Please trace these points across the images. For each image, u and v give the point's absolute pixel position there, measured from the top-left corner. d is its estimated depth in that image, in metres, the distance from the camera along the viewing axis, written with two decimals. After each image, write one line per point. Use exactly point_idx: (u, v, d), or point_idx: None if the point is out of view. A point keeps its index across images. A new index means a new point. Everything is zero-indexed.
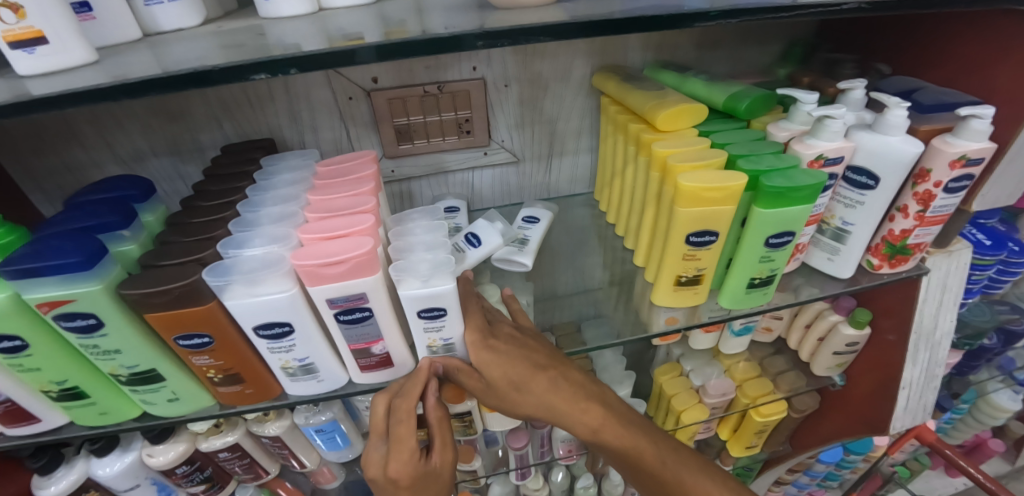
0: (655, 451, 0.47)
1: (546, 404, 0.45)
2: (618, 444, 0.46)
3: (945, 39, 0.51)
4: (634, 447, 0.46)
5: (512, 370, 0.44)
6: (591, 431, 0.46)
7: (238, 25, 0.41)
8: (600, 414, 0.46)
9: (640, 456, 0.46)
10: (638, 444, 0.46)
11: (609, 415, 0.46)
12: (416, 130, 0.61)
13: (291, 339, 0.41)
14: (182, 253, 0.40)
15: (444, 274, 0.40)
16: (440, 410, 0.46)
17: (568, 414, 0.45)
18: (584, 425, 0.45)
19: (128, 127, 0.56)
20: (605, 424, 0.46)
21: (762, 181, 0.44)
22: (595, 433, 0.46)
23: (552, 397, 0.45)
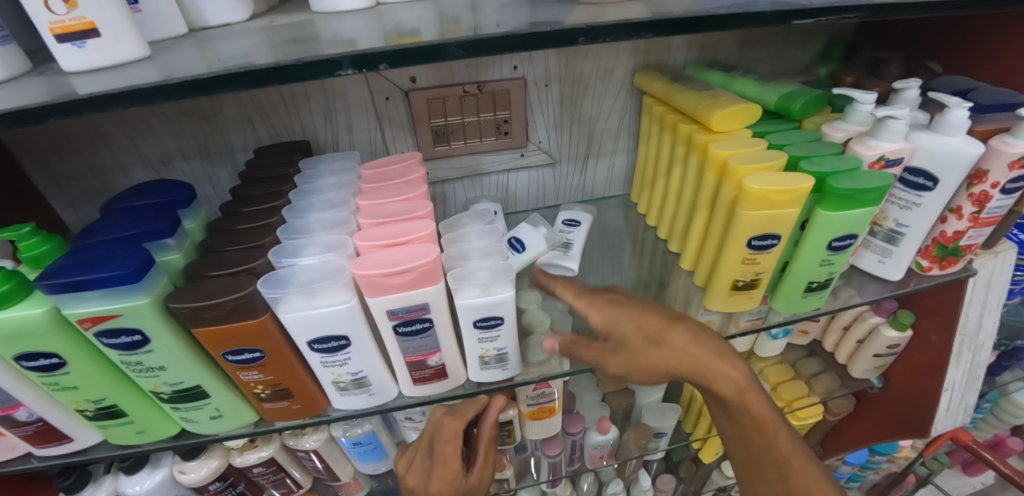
0: (770, 428, 0.42)
1: (698, 367, 0.38)
2: (751, 423, 0.41)
3: (1004, 38, 0.50)
4: (768, 430, 0.42)
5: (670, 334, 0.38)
6: (736, 401, 0.40)
7: (288, 20, 0.39)
8: (749, 386, 0.40)
9: (768, 438, 0.42)
10: (771, 426, 0.42)
11: (757, 392, 0.41)
12: (454, 132, 0.59)
13: (346, 353, 0.39)
14: (231, 263, 0.37)
15: (504, 281, 0.38)
16: (491, 431, 0.52)
17: (720, 380, 0.39)
18: (735, 396, 0.40)
19: (157, 127, 0.54)
20: (753, 401, 0.40)
21: (829, 183, 0.43)
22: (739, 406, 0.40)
23: (705, 357, 0.38)
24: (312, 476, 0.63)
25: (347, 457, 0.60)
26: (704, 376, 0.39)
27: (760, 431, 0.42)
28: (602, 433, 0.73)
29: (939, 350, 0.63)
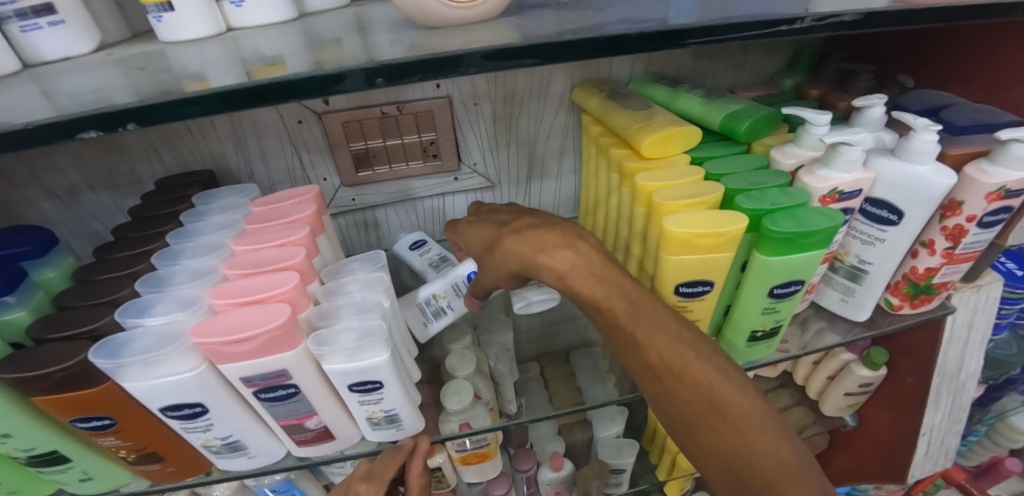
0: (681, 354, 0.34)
1: (618, 316, 0.35)
2: (697, 393, 0.33)
3: (983, 49, 0.44)
4: (725, 401, 0.32)
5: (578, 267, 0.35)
6: (666, 357, 0.34)
7: (137, 52, 0.34)
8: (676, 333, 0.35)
9: (728, 417, 0.32)
10: (730, 396, 0.33)
11: (687, 341, 0.34)
12: (376, 156, 0.54)
13: (206, 419, 0.35)
14: (76, 322, 0.34)
15: (375, 343, 0.34)
16: (424, 479, 0.43)
17: (635, 324, 0.34)
18: (656, 350, 0.34)
19: (58, 158, 0.50)
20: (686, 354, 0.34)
21: (765, 224, 0.37)
22: (669, 368, 0.34)
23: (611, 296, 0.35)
24: None
25: None
26: (618, 326, 0.35)
27: (713, 409, 0.32)
28: (555, 470, 0.68)
29: (916, 391, 0.57)
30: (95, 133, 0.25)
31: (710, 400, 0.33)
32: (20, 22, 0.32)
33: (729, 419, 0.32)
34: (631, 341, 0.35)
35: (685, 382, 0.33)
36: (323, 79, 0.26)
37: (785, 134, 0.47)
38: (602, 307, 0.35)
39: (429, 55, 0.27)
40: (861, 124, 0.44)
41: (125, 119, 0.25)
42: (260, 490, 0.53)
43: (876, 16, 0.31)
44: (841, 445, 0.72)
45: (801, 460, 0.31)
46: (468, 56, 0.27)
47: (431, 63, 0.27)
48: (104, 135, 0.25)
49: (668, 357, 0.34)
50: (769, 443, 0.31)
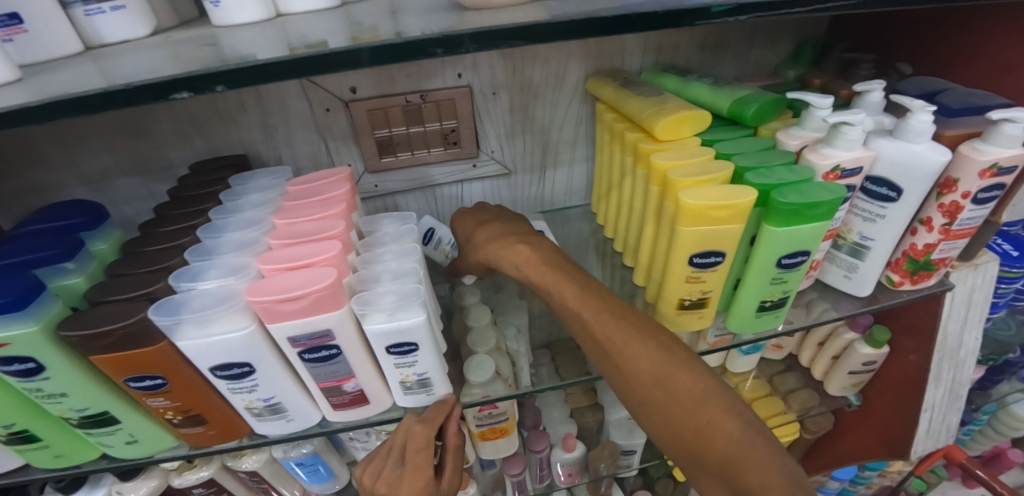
0: (635, 346, 0.39)
1: (581, 313, 0.42)
2: (653, 382, 0.38)
3: (978, 36, 0.47)
4: (677, 387, 0.37)
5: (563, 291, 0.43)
6: (623, 349, 0.40)
7: (190, 35, 0.37)
8: (642, 338, 0.40)
9: (681, 400, 0.37)
10: (682, 382, 0.37)
11: (642, 335, 0.40)
12: (399, 142, 0.57)
13: (252, 379, 0.37)
14: (130, 288, 0.36)
15: (413, 306, 0.36)
16: (458, 439, 0.45)
17: (597, 323, 0.41)
18: (616, 346, 0.40)
19: (94, 144, 0.52)
20: (641, 346, 0.39)
21: (773, 197, 0.39)
22: (627, 358, 0.39)
23: (574, 298, 0.42)
24: None
25: (294, 477, 0.59)
26: (586, 325, 0.41)
27: (676, 400, 0.37)
28: (568, 451, 0.70)
29: (918, 368, 0.59)
30: (187, 93, 0.28)
31: (676, 390, 0.37)
32: (85, 6, 0.35)
33: (692, 405, 0.36)
34: (594, 336, 0.41)
35: (654, 378, 0.38)
36: (393, 50, 0.29)
37: (790, 118, 0.50)
38: (581, 321, 0.42)
39: (485, 29, 0.30)
40: (861, 108, 0.47)
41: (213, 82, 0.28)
42: (286, 463, 0.55)
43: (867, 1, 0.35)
44: (846, 427, 0.74)
45: (750, 437, 0.34)
46: (514, 30, 0.30)
47: (484, 36, 0.30)
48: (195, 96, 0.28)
49: (634, 359, 0.39)
50: (730, 425, 0.35)
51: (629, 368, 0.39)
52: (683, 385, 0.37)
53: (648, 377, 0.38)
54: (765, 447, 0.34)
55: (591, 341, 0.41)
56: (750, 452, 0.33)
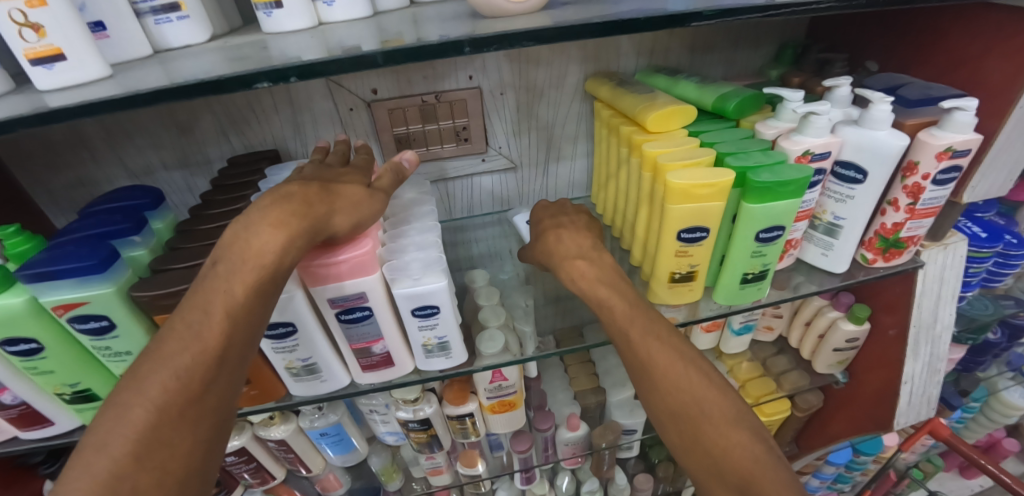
0: (660, 349, 0.42)
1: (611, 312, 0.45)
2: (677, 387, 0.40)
3: (932, 35, 0.53)
4: (697, 390, 0.40)
5: (620, 296, 0.46)
6: (650, 352, 0.42)
7: (242, 41, 0.43)
8: (669, 345, 0.42)
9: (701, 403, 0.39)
10: (701, 388, 0.40)
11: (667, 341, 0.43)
12: (415, 139, 0.62)
13: (294, 339, 0.42)
14: (190, 257, 0.42)
15: (435, 272, 0.42)
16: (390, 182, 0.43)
17: (628, 324, 0.43)
18: (645, 347, 0.42)
19: (142, 140, 0.58)
20: (664, 350, 0.42)
21: (749, 177, 0.45)
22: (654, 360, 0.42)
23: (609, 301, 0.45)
24: (286, 468, 0.66)
25: (317, 449, 0.63)
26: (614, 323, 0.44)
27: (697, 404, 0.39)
28: (572, 430, 0.74)
29: (897, 343, 0.64)
30: (267, 84, 0.33)
31: (714, 399, 0.40)
32: (155, 16, 0.41)
33: (711, 410, 0.39)
34: (622, 335, 0.44)
35: (688, 390, 0.40)
36: (433, 49, 0.34)
37: (768, 112, 0.56)
38: (611, 324, 0.44)
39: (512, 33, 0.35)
40: (831, 101, 0.52)
41: (288, 74, 0.33)
42: (311, 433, 0.60)
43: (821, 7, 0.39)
44: (836, 406, 0.78)
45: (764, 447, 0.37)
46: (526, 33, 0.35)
47: (510, 38, 0.35)
48: (273, 85, 0.33)
49: (661, 362, 0.41)
50: (764, 440, 0.38)
51: (661, 373, 0.41)
52: (703, 389, 0.40)
53: (675, 383, 0.40)
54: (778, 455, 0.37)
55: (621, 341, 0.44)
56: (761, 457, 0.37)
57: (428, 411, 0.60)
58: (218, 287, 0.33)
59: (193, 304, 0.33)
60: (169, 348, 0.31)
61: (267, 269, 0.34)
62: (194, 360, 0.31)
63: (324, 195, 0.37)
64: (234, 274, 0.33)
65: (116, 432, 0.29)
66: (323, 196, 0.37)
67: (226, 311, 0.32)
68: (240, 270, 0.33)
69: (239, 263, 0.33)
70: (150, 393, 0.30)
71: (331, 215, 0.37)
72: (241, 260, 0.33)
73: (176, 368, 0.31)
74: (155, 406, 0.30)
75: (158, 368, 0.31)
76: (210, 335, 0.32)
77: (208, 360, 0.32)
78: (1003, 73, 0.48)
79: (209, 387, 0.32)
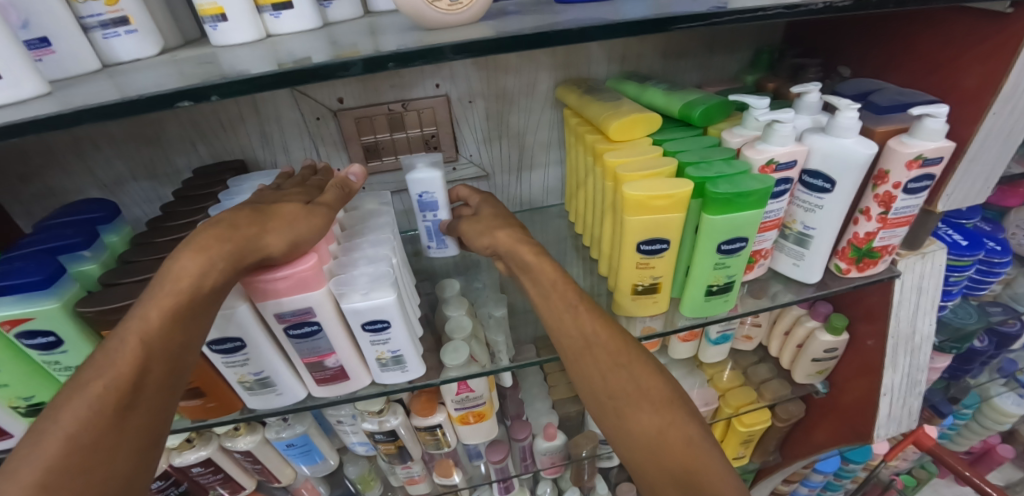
0: (608, 342, 0.42)
1: (564, 306, 0.44)
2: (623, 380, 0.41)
3: (906, 39, 0.52)
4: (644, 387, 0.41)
5: (561, 299, 0.44)
6: (599, 345, 0.42)
7: (192, 54, 0.42)
8: (619, 335, 0.43)
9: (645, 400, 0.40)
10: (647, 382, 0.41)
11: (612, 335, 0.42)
12: (384, 148, 0.62)
13: (243, 354, 0.42)
14: (140, 271, 0.42)
15: (384, 286, 0.41)
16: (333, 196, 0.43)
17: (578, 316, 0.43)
18: (593, 340, 0.42)
19: (108, 151, 0.58)
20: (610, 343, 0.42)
21: (708, 188, 0.44)
22: (602, 353, 0.42)
23: (557, 296, 0.44)
24: (258, 478, 0.66)
25: (286, 459, 0.63)
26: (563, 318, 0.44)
27: (643, 397, 0.40)
28: (549, 440, 0.74)
29: (875, 354, 0.62)
30: (188, 103, 0.33)
31: (644, 400, 0.40)
32: (103, 31, 0.41)
33: (657, 405, 0.40)
34: (571, 329, 0.43)
35: (621, 396, 0.41)
36: (374, 62, 0.34)
37: (737, 119, 0.54)
38: (570, 316, 0.43)
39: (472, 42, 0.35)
40: (799, 108, 0.51)
41: (207, 93, 0.33)
42: (278, 443, 0.59)
43: (770, 13, 0.38)
44: (818, 416, 0.77)
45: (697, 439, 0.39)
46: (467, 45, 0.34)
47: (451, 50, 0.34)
48: (194, 104, 0.33)
49: (614, 354, 0.41)
50: (690, 433, 0.39)
51: (594, 379, 0.42)
52: (650, 384, 0.41)
53: (624, 374, 0.41)
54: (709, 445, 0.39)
55: (573, 336, 0.43)
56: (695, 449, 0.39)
57: (394, 423, 0.59)
58: (139, 312, 0.33)
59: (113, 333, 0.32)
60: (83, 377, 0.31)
61: (187, 292, 0.33)
62: (107, 391, 0.30)
63: (255, 219, 0.37)
64: (150, 299, 0.33)
65: (26, 463, 0.28)
66: (256, 221, 0.37)
67: (141, 339, 0.32)
68: (159, 296, 0.33)
69: (160, 288, 0.33)
70: (60, 423, 0.29)
71: (262, 236, 0.37)
72: (162, 287, 0.33)
73: (89, 397, 0.30)
74: (67, 435, 0.29)
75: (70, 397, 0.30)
76: (124, 358, 0.31)
77: (123, 386, 0.31)
78: (977, 78, 0.46)
79: (127, 414, 0.31)
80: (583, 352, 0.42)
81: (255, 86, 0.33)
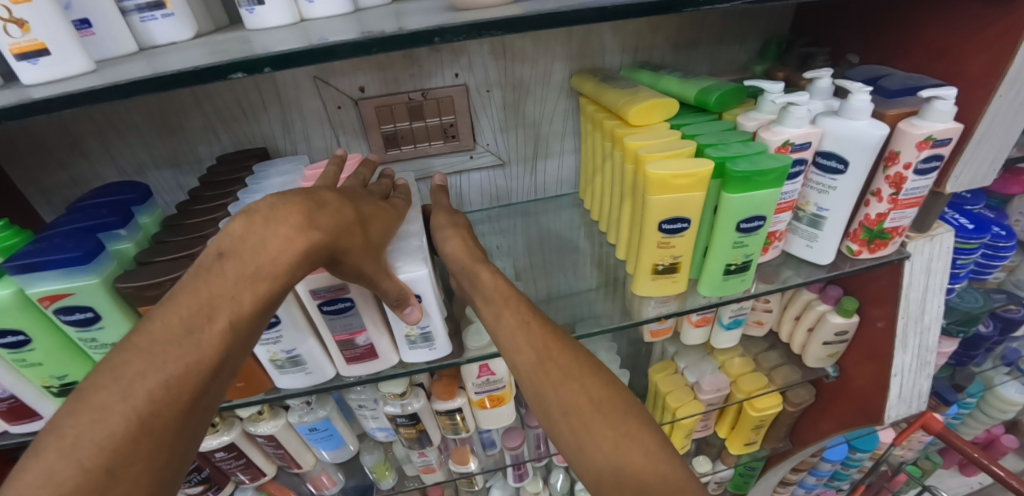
0: (559, 357, 0.42)
1: (518, 324, 0.44)
2: (576, 393, 0.40)
3: (912, 27, 0.54)
4: (599, 398, 0.40)
5: (513, 312, 0.45)
6: (549, 359, 0.42)
7: (225, 37, 0.43)
8: (571, 350, 0.43)
9: (601, 411, 0.39)
10: (601, 394, 0.40)
11: (565, 348, 0.43)
12: (403, 136, 0.63)
13: (277, 330, 0.43)
14: (174, 250, 0.43)
15: (416, 263, 0.42)
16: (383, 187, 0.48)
17: (529, 331, 0.44)
18: (545, 354, 0.42)
19: (131, 140, 0.58)
20: (562, 357, 0.42)
21: (728, 167, 0.45)
22: (557, 365, 0.42)
23: (511, 314, 0.45)
24: (278, 465, 0.66)
25: (307, 445, 0.64)
26: (515, 334, 0.44)
27: (597, 409, 0.39)
28: None
29: (886, 335, 0.64)
30: (242, 75, 0.34)
31: (598, 410, 0.39)
32: (140, 14, 0.42)
33: (612, 416, 0.39)
34: (522, 348, 0.43)
35: (575, 408, 0.40)
36: (412, 37, 0.35)
37: (750, 105, 0.56)
38: (530, 327, 0.44)
39: (499, 19, 0.35)
40: (812, 93, 0.53)
41: (262, 65, 0.33)
42: (300, 428, 0.60)
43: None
44: (827, 401, 0.78)
45: (655, 454, 0.37)
46: (500, 21, 0.35)
47: (485, 25, 0.35)
48: (248, 77, 0.34)
49: (567, 368, 0.42)
50: (649, 443, 0.38)
51: (547, 393, 0.41)
52: (604, 395, 0.40)
53: (578, 386, 0.41)
54: (668, 460, 0.37)
55: (528, 351, 0.43)
56: (653, 463, 0.37)
57: (416, 406, 0.61)
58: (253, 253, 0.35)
59: (189, 299, 0.32)
60: (162, 350, 0.31)
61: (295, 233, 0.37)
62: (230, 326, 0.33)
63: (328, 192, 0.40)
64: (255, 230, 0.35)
65: (133, 464, 0.29)
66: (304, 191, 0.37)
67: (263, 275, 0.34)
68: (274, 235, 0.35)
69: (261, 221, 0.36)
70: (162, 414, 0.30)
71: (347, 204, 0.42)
72: (264, 267, 0.34)
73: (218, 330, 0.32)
74: (152, 390, 0.30)
75: (149, 375, 0.30)
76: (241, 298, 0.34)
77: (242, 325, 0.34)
78: (983, 64, 0.48)
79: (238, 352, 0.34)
80: (533, 369, 0.42)
81: (310, 58, 0.34)
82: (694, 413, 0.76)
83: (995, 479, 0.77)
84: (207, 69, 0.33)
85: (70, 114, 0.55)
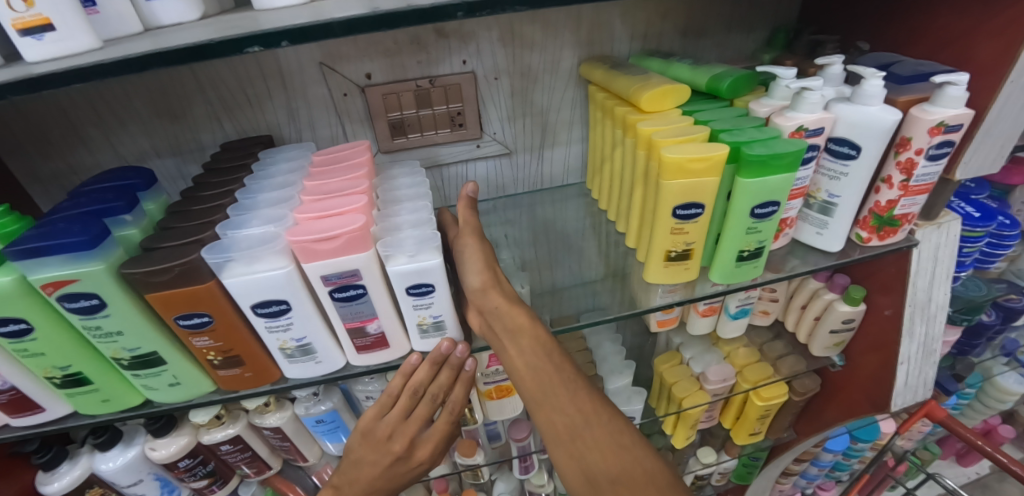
0: (605, 424, 0.42)
1: (555, 382, 0.43)
2: (627, 465, 0.40)
3: (922, 14, 0.54)
4: (649, 471, 0.40)
5: (555, 370, 0.44)
6: (595, 428, 0.42)
7: (233, 16, 0.42)
8: (616, 417, 0.42)
9: (652, 486, 0.39)
10: (651, 466, 0.40)
11: (608, 416, 0.42)
12: (410, 125, 0.62)
13: (288, 317, 0.42)
14: (181, 236, 0.42)
15: (430, 249, 0.42)
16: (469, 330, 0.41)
17: (569, 391, 0.43)
18: (590, 419, 0.42)
19: (131, 127, 0.57)
20: (608, 424, 0.42)
21: (743, 151, 0.45)
22: (604, 431, 0.41)
23: (548, 370, 0.44)
24: (283, 458, 0.66)
25: (314, 437, 0.63)
26: (553, 394, 0.43)
27: (650, 484, 0.39)
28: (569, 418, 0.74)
29: (893, 324, 0.64)
30: (259, 48, 0.33)
31: (652, 484, 0.39)
32: None
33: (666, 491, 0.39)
34: (563, 410, 0.42)
35: (624, 479, 0.39)
36: (430, 13, 0.34)
37: (761, 92, 0.56)
38: (572, 385, 0.43)
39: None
40: (825, 79, 0.53)
41: (280, 38, 0.33)
42: (307, 420, 0.59)
43: None
44: (832, 390, 0.78)
45: None
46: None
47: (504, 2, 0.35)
48: (265, 51, 0.33)
49: (616, 436, 0.41)
50: None
51: (592, 458, 0.41)
52: (655, 467, 0.40)
53: (629, 455, 0.40)
54: None
55: (572, 411, 0.42)
56: None
57: None
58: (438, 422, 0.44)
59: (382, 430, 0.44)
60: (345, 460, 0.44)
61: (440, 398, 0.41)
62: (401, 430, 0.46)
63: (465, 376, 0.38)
64: None
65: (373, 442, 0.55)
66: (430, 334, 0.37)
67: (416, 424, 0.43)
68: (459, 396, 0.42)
69: None
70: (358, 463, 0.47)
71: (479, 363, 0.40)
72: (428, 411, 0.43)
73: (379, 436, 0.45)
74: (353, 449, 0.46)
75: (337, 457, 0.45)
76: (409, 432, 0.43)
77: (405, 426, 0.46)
78: (993, 50, 0.48)
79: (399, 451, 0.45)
80: (575, 433, 0.42)
81: (325, 33, 0.33)
82: (700, 403, 0.76)
83: (998, 465, 0.78)
84: (226, 42, 0.32)
85: (67, 99, 0.54)
